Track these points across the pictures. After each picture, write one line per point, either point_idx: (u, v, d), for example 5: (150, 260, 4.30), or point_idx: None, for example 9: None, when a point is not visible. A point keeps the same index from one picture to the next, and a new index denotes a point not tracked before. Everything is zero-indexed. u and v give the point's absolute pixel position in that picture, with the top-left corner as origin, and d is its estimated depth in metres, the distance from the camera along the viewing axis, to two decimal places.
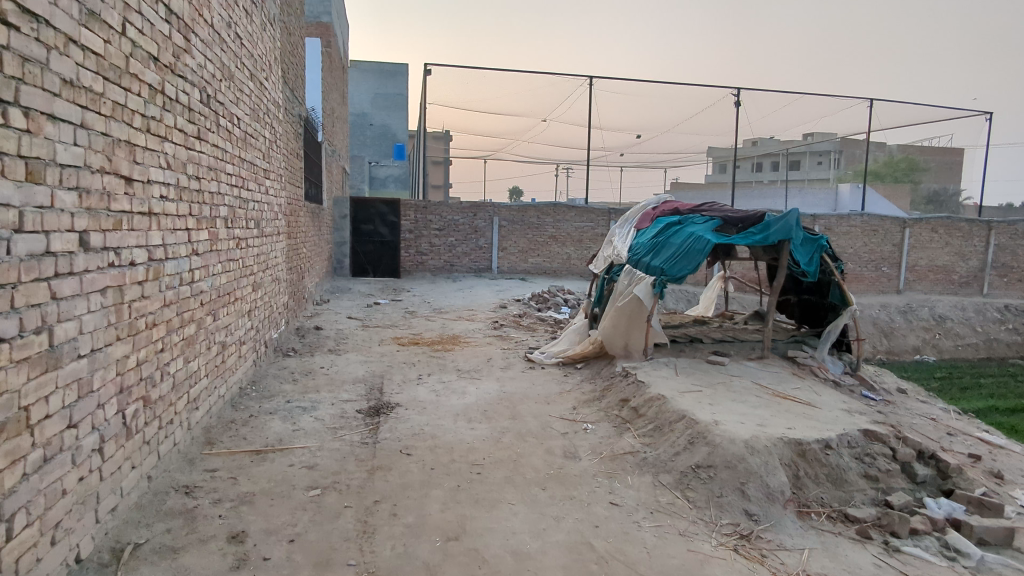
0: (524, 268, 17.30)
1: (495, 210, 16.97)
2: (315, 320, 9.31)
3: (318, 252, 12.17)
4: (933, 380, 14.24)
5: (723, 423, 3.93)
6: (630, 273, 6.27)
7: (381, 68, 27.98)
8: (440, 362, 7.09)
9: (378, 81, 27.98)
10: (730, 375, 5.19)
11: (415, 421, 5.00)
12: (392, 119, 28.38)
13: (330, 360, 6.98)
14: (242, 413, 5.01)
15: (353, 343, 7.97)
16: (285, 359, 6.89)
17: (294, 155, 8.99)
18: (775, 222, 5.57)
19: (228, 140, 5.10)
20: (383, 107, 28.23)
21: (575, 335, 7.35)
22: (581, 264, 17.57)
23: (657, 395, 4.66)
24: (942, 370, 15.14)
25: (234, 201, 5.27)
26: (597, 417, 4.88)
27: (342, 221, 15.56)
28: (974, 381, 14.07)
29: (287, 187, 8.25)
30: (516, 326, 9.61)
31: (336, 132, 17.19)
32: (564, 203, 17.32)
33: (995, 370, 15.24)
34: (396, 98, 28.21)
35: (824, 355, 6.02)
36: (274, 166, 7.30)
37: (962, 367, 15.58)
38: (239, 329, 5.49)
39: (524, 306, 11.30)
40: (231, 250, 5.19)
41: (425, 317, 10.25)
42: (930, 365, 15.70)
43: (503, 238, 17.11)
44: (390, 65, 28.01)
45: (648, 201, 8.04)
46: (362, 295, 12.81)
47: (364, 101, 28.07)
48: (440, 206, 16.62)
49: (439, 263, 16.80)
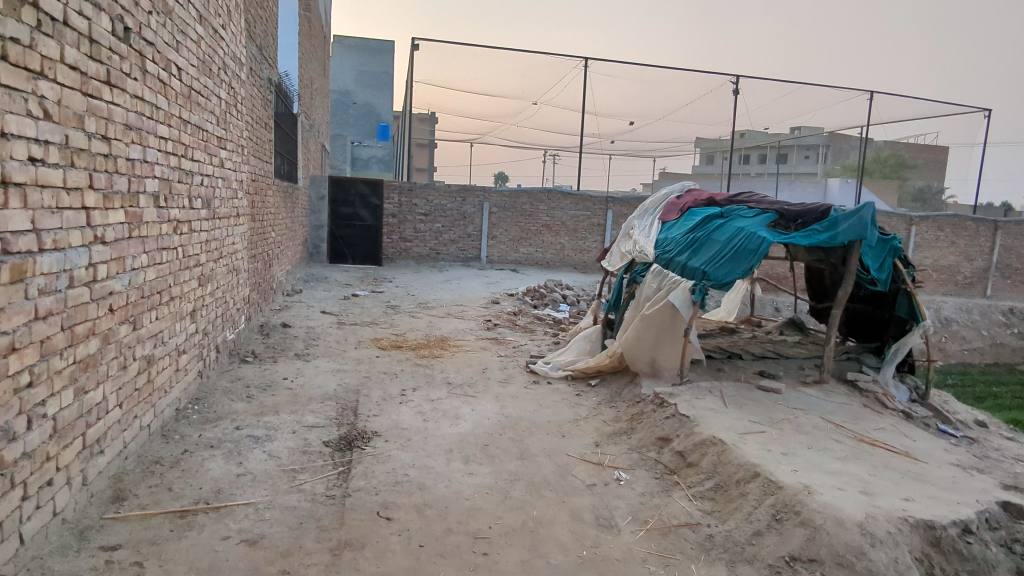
0: (515, 258, 16.22)
1: (486, 195, 15.82)
2: (283, 316, 8.15)
3: (290, 235, 10.98)
4: (946, 388, 13.47)
5: (818, 492, 2.91)
6: (659, 275, 5.24)
7: (366, 44, 26.50)
8: (427, 372, 6.01)
9: (362, 56, 26.48)
10: (792, 407, 4.17)
11: (396, 462, 3.91)
12: (377, 98, 26.92)
13: (296, 369, 5.85)
14: (173, 447, 3.88)
15: (324, 345, 6.84)
16: (242, 367, 5.74)
17: (260, 124, 7.75)
18: (846, 219, 4.52)
19: (161, 92, 3.92)
20: (367, 85, 26.76)
21: (586, 343, 6.31)
22: (576, 255, 16.55)
23: (711, 438, 3.63)
24: (953, 377, 14.40)
25: (169, 172, 4.09)
26: (630, 462, 3.84)
27: (319, 202, 14.35)
28: (989, 390, 13.35)
29: (250, 160, 7.02)
30: (511, 326, 8.56)
31: (316, 107, 15.88)
32: (559, 190, 16.25)
33: (1007, 378, 14.54)
34: (381, 75, 26.75)
35: (888, 379, 5.04)
36: (234, 132, 6.11)
37: (973, 373, 14.87)
38: (176, 336, 4.33)
39: (520, 302, 10.25)
40: (163, 236, 4.02)
41: (409, 313, 9.14)
42: (940, 371, 14.96)
43: (494, 225, 15.99)
44: (376, 42, 26.56)
45: (672, 188, 7.01)
46: (340, 285, 11.66)
47: (347, 79, 26.63)
48: (426, 189, 15.43)
49: (425, 251, 15.64)
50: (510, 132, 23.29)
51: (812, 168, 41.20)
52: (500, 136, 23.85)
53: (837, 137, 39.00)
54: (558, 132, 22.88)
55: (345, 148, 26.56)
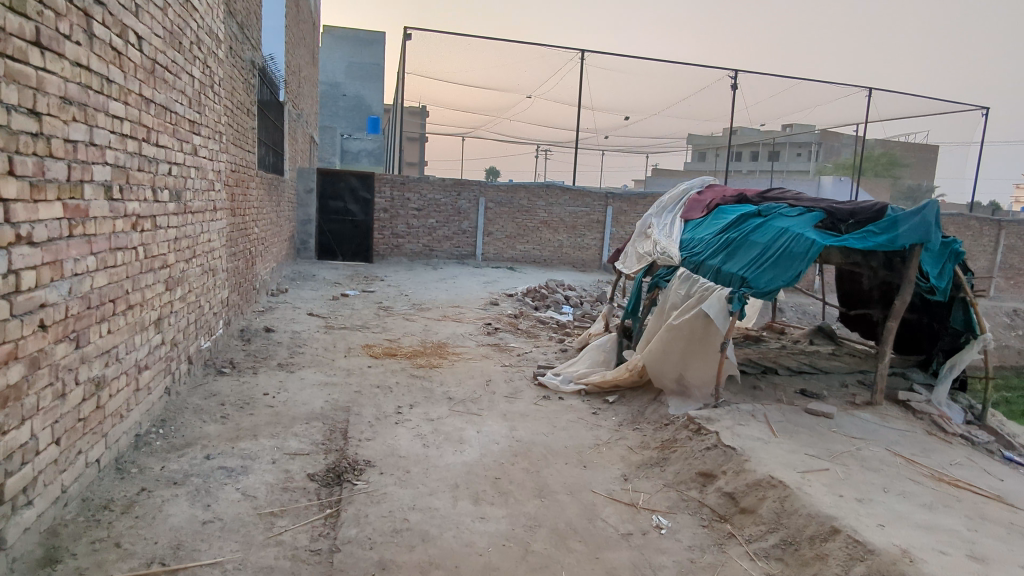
0: (512, 255, 15.64)
1: (482, 190, 15.20)
2: (266, 319, 7.51)
3: (276, 230, 10.33)
4: None
5: (921, 558, 2.36)
6: (688, 280, 4.67)
7: (356, 34, 25.74)
8: (425, 385, 5.42)
9: (352, 46, 25.72)
10: (851, 437, 3.63)
11: (394, 502, 3.32)
12: (367, 90, 26.14)
13: (278, 382, 5.23)
14: (128, 484, 3.27)
15: (310, 353, 6.22)
16: (218, 381, 5.11)
17: (241, 109, 7.08)
18: (907, 219, 3.98)
19: (114, 63, 3.29)
20: (357, 76, 26.01)
21: (600, 354, 5.75)
22: (574, 253, 16.00)
23: (767, 478, 3.08)
24: None
25: (124, 157, 3.47)
26: (670, 503, 3.28)
27: (307, 196, 13.68)
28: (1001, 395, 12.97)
29: (229, 149, 6.36)
30: (513, 330, 7.98)
31: (304, 96, 15.17)
32: (558, 185, 15.66)
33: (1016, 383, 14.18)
34: (372, 67, 25.99)
35: (942, 399, 4.50)
36: (210, 116, 5.46)
37: None
38: (135, 350, 3.70)
39: (520, 304, 9.67)
40: (117, 234, 3.39)
41: (404, 316, 8.53)
42: None
43: (490, 221, 15.39)
44: (366, 33, 25.81)
45: (691, 183, 6.43)
46: (329, 283, 11.03)
47: (337, 70, 25.88)
48: (420, 183, 14.79)
49: (418, 248, 15.02)
50: (504, 126, 22.67)
51: (806, 166, 40.91)
52: (494, 130, 23.22)
53: (831, 135, 38.72)
54: (555, 126, 22.29)
55: (335, 140, 25.82)
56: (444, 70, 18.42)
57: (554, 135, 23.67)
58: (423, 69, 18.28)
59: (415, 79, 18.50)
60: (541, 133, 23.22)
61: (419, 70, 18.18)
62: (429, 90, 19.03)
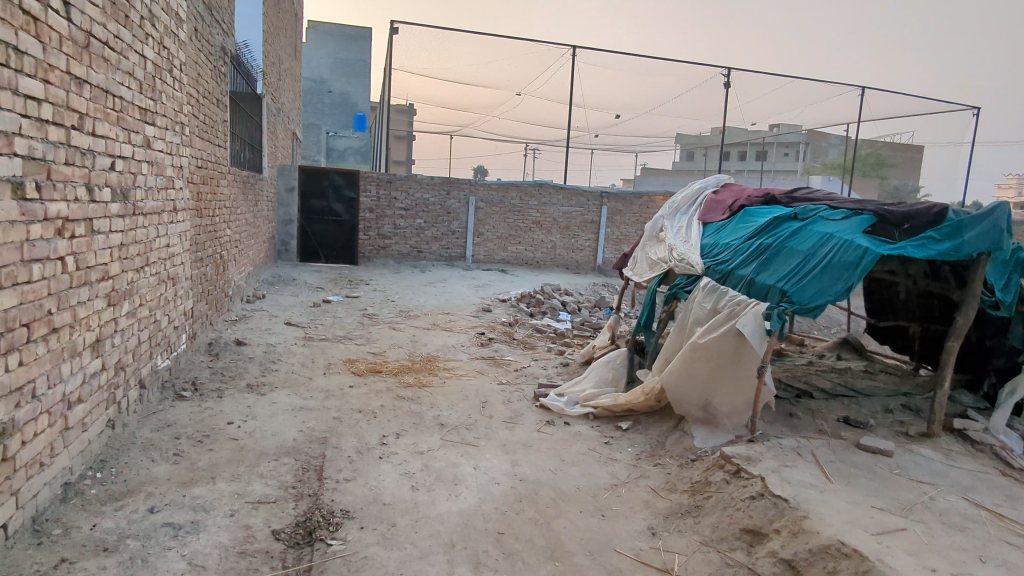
0: (503, 257, 15.04)
1: (472, 189, 14.59)
2: (238, 330, 6.85)
3: (252, 231, 9.65)
4: None
5: None
6: (714, 291, 4.09)
7: (342, 30, 24.98)
8: (414, 409, 4.82)
9: (337, 42, 24.96)
10: (918, 481, 3.08)
11: (376, 571, 2.71)
12: (353, 86, 25.40)
13: (246, 407, 4.59)
14: (44, 555, 2.61)
15: (285, 371, 5.59)
16: (175, 407, 4.46)
17: (209, 99, 6.41)
18: (973, 224, 3.42)
19: (26, 29, 2.65)
20: (343, 73, 25.26)
21: (609, 372, 5.17)
22: (568, 255, 15.44)
23: (837, 543, 2.50)
24: None
25: (42, 147, 2.81)
26: (713, 569, 2.70)
27: (288, 195, 12.97)
28: None
29: (193, 142, 5.70)
30: (508, 341, 7.40)
31: (285, 91, 14.47)
32: (551, 183, 15.08)
33: None
34: (357, 63, 25.24)
35: (1002, 429, 3.95)
36: (168, 104, 4.81)
37: None
38: (61, 382, 3.05)
39: (514, 311, 9.08)
40: (31, 241, 2.74)
41: (390, 325, 7.90)
42: None
43: (481, 221, 14.77)
44: (352, 28, 25.09)
45: (704, 182, 5.89)
46: (311, 287, 10.37)
47: (323, 66, 25.11)
48: (407, 182, 14.15)
49: (405, 249, 14.36)
50: (493, 124, 22.05)
51: (795, 166, 40.74)
52: (484, 128, 22.60)
53: (821, 134, 38.55)
54: (545, 124, 21.72)
55: (320, 138, 25.07)
56: (432, 66, 17.72)
57: (544, 133, 23.09)
58: (410, 66, 17.58)
59: (402, 75, 17.80)
60: (531, 131, 22.63)
61: (405, 66, 17.48)
62: (416, 86, 18.35)
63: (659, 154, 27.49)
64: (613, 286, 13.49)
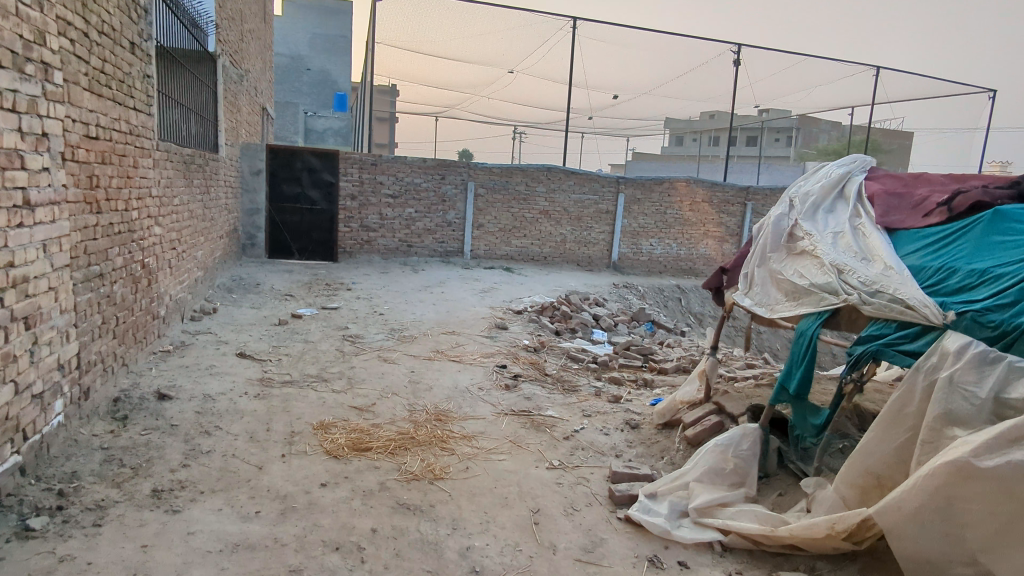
0: (506, 252, 13.12)
1: (471, 173, 12.59)
2: (166, 372, 4.87)
3: (202, 226, 7.61)
4: None
5: None
6: (989, 367, 2.27)
7: (320, 3, 22.63)
8: (427, 540, 2.91)
9: (316, 14, 22.58)
10: None
11: None
12: (333, 64, 23.16)
13: (139, 551, 2.64)
14: None
15: (221, 453, 3.63)
16: (3, 561, 2.48)
17: (114, 38, 4.39)
18: None
19: None
20: (322, 49, 22.88)
21: (727, 461, 3.29)
22: (579, 250, 13.58)
23: None
24: None
25: None
26: None
27: (255, 178, 11.00)
28: None
29: (74, 97, 3.69)
30: (540, 379, 5.51)
31: (251, 58, 12.31)
32: (561, 167, 13.14)
33: None
34: (337, 40, 22.89)
35: None
36: (3, 24, 2.81)
37: None
38: None
39: (535, 328, 7.20)
40: None
41: (379, 354, 5.95)
42: None
43: (481, 211, 12.81)
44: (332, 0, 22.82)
45: (840, 164, 4.01)
46: (279, 294, 8.38)
47: (301, 41, 22.70)
48: (396, 164, 12.11)
49: (393, 243, 12.35)
50: (486, 106, 20.06)
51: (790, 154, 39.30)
52: (477, 110, 20.60)
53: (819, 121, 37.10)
54: (545, 107, 19.77)
55: (297, 119, 22.77)
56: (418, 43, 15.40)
57: (541, 117, 21.18)
58: (392, 40, 15.26)
59: (384, 50, 15.57)
60: (529, 114, 20.61)
61: (387, 38, 15.14)
62: (402, 62, 16.22)
63: (664, 136, 25.66)
64: (634, 289, 11.69)
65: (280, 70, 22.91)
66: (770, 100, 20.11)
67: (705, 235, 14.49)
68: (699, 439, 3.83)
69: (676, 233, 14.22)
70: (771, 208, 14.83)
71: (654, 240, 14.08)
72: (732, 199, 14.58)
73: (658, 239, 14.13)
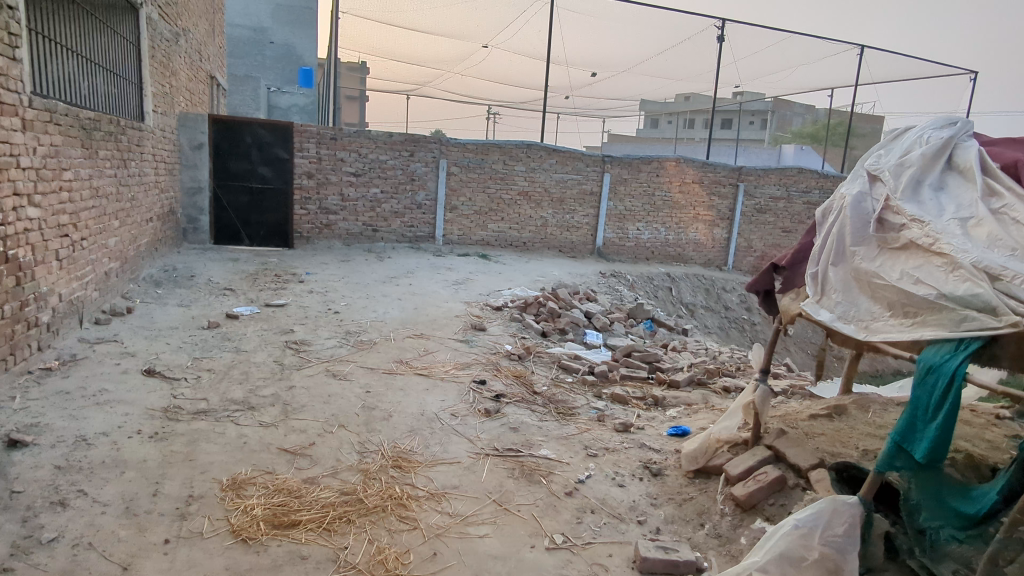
0: (482, 237, 11.99)
1: (443, 149, 11.38)
2: (35, 403, 3.65)
3: (116, 207, 6.30)
4: None
5: None
6: None
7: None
8: None
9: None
10: None
11: None
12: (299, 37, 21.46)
13: None
14: None
15: (72, 542, 2.46)
16: None
17: None
18: None
19: None
20: (286, 21, 21.11)
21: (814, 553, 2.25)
22: (561, 234, 12.53)
23: None
24: None
25: None
26: None
27: (196, 153, 9.72)
28: None
29: None
30: (527, 401, 4.43)
31: (192, 16, 10.82)
32: (542, 144, 11.99)
33: None
34: (302, 11, 21.09)
35: None
36: None
37: None
38: None
39: (518, 330, 6.13)
40: None
41: (327, 369, 4.81)
42: None
43: (454, 192, 11.62)
44: None
45: (933, 126, 3.00)
46: (217, 288, 7.13)
47: (262, 12, 20.96)
48: (359, 138, 10.81)
49: (356, 227, 11.11)
50: (459, 84, 18.73)
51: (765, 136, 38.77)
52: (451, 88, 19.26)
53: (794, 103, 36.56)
54: (521, 85, 18.53)
55: (258, 93, 21.06)
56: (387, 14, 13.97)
57: (517, 95, 19.95)
58: (357, 10, 13.79)
59: (350, 19, 14.13)
60: (506, 92, 19.36)
61: (350, 7, 13.64)
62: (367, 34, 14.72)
63: (643, 116, 24.66)
64: (623, 279, 10.72)
65: (239, 42, 20.98)
66: (756, 78, 19.22)
67: (694, 219, 13.56)
68: (752, 502, 2.80)
69: (665, 217, 13.25)
70: (762, 189, 14.00)
71: (641, 224, 13.08)
72: (723, 180, 13.63)
73: (645, 223, 13.13)
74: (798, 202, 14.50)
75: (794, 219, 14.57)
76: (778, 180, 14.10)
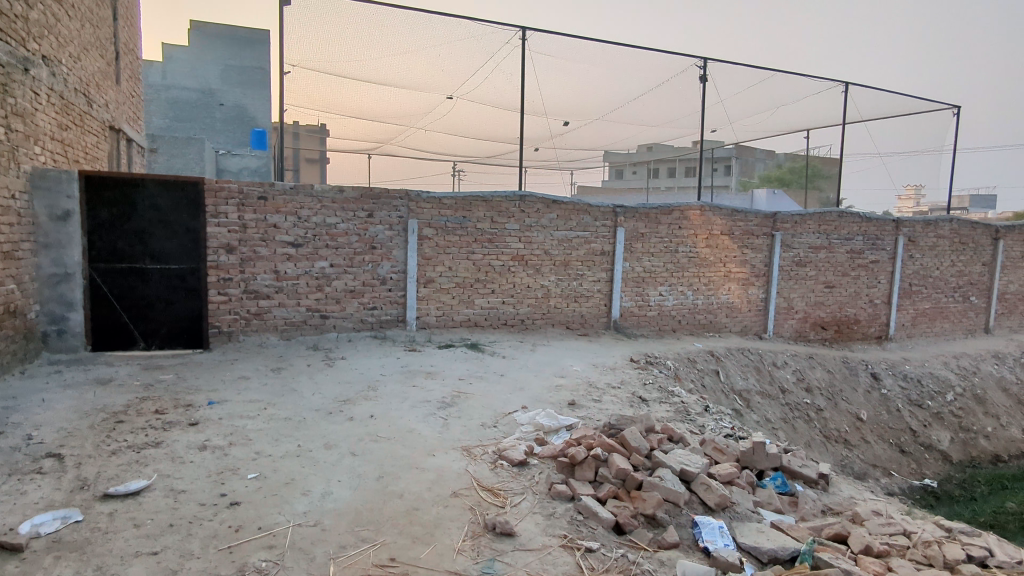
0: (468, 316, 9.17)
1: (412, 206, 8.68)
2: None
3: None
4: (1008, 500, 8.55)
5: None
6: None
7: (234, 32, 18.77)
8: None
9: (226, 43, 18.63)
10: None
11: None
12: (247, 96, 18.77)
13: None
14: None
15: None
16: None
17: None
18: None
19: None
20: (235, 79, 18.60)
21: None
22: (568, 307, 9.82)
23: None
24: (1002, 486, 9.23)
25: None
26: None
27: (62, 227, 6.88)
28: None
29: None
30: None
31: (66, 45, 8.03)
32: (538, 194, 9.40)
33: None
34: (254, 72, 18.79)
35: None
36: None
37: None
38: None
39: (576, 532, 3.29)
40: None
41: None
42: (1008, 475, 9.73)
43: (429, 260, 8.86)
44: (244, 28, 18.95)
45: None
46: (29, 457, 4.06)
47: (206, 70, 18.40)
48: (299, 196, 8.04)
49: (298, 314, 8.16)
50: (423, 139, 15.34)
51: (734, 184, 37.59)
52: (416, 147, 16.24)
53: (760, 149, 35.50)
54: (498, 142, 15.63)
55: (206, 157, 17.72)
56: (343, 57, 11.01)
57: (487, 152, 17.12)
58: (317, 60, 10.55)
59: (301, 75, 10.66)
60: (477, 149, 16.48)
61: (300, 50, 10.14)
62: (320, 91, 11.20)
63: (611, 169, 22.36)
64: (663, 366, 8.02)
65: (184, 105, 18.23)
66: (738, 122, 17.07)
67: (725, 278, 11.05)
68: None
69: (691, 277, 10.70)
70: (801, 237, 11.64)
71: (664, 288, 10.49)
72: (756, 230, 11.22)
73: (669, 287, 10.54)
74: (840, 251, 12.14)
75: (837, 272, 12.19)
76: (816, 226, 11.79)
